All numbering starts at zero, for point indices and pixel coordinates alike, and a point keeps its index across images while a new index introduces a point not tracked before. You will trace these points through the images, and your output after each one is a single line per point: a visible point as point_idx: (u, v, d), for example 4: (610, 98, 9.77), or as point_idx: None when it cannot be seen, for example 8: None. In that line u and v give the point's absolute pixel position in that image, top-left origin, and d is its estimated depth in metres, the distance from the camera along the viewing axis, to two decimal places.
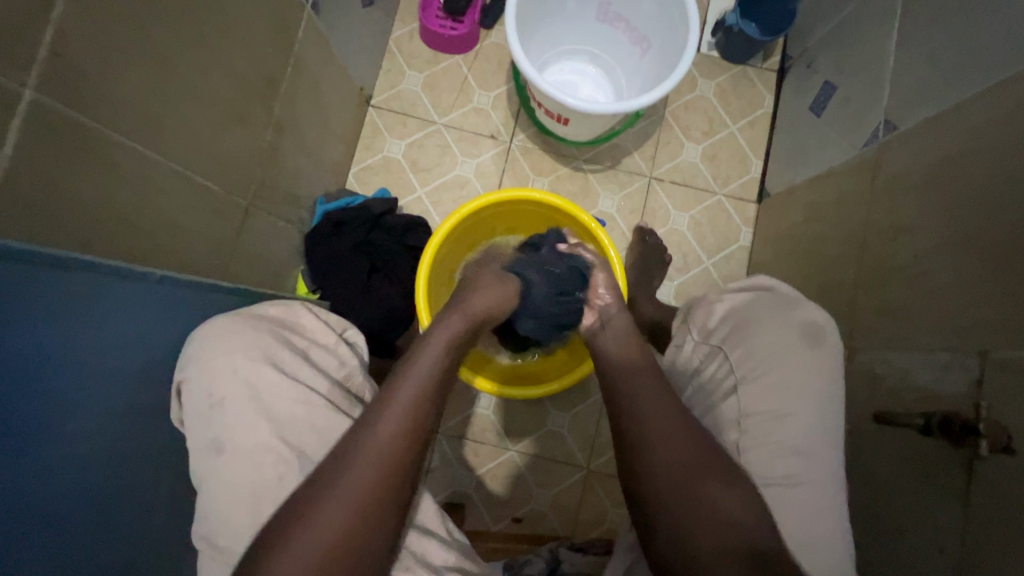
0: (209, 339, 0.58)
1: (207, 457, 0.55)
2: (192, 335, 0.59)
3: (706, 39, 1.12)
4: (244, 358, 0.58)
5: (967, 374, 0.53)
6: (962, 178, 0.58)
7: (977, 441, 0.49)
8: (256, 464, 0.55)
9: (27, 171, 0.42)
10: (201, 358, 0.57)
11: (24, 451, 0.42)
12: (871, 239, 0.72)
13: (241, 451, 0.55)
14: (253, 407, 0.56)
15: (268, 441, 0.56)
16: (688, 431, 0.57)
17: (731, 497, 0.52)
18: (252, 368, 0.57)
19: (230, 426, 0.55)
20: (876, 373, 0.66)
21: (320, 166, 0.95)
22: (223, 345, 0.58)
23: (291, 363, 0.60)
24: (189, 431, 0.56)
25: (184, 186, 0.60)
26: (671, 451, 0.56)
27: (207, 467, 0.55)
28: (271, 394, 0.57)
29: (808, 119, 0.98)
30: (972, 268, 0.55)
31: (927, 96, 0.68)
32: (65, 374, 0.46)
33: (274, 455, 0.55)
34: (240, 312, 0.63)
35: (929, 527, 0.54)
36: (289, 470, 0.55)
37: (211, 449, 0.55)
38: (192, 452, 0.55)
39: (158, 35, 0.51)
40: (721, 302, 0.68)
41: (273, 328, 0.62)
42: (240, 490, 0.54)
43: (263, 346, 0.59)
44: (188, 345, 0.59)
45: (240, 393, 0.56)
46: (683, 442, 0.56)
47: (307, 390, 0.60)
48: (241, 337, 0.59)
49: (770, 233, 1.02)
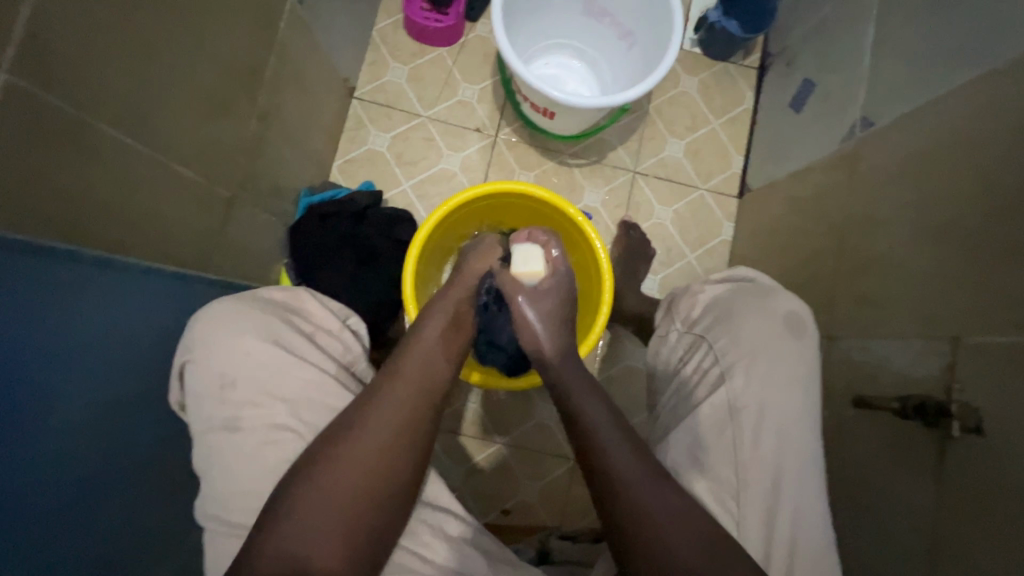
0: (218, 323, 0.58)
1: (217, 436, 0.56)
2: (197, 316, 0.59)
3: (689, 36, 1.14)
4: (256, 341, 0.58)
5: (939, 360, 0.55)
6: (935, 172, 0.60)
7: (949, 422, 0.52)
8: (263, 445, 0.56)
9: (2, 159, 0.41)
10: (213, 340, 0.57)
11: (11, 445, 0.42)
12: (849, 232, 0.74)
13: (255, 431, 0.56)
14: (266, 388, 0.57)
15: (280, 421, 0.57)
16: (633, 441, 0.57)
17: (667, 495, 0.53)
18: (263, 352, 0.58)
19: (244, 407, 0.56)
20: (854, 361, 0.68)
21: (304, 159, 0.94)
22: (236, 327, 0.58)
23: (298, 346, 0.60)
24: (196, 412, 0.57)
25: (167, 177, 0.59)
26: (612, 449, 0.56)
27: (218, 447, 0.55)
28: (281, 378, 0.58)
29: (787, 115, 1.01)
30: (945, 258, 0.57)
31: (901, 94, 0.70)
32: (47, 366, 0.45)
33: (285, 436, 0.56)
34: (248, 295, 0.62)
35: (906, 508, 0.56)
36: (305, 450, 0.57)
37: (223, 427, 0.56)
38: (202, 434, 0.56)
39: (143, 21, 0.50)
40: (704, 293, 0.70)
41: (281, 313, 0.62)
42: (251, 474, 0.55)
43: (270, 328, 0.60)
44: (190, 330, 0.59)
45: (251, 375, 0.57)
46: (622, 438, 0.57)
47: (316, 373, 0.60)
48: (251, 322, 0.59)
49: (751, 228, 1.04)
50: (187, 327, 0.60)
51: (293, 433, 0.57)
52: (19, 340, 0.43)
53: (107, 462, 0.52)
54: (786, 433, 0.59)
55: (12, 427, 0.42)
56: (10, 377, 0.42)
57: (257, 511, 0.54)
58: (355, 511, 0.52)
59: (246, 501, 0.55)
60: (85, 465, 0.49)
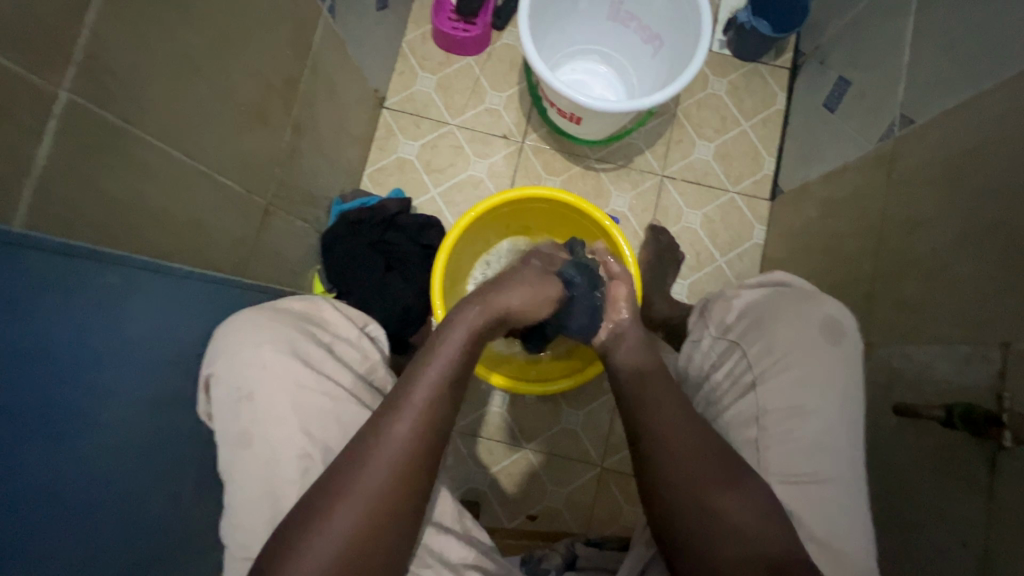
0: (238, 334, 0.60)
1: (237, 452, 0.57)
2: (220, 328, 0.62)
3: (718, 37, 1.12)
4: (271, 354, 0.59)
5: (988, 368, 0.52)
6: (980, 171, 0.58)
7: (1000, 431, 0.48)
8: (280, 451, 0.57)
9: (62, 172, 0.44)
10: (231, 351, 0.59)
11: (64, 439, 0.45)
12: (889, 235, 0.71)
13: (264, 444, 0.57)
14: (283, 402, 0.58)
15: (297, 434, 0.58)
16: (703, 439, 0.56)
17: (731, 507, 0.51)
18: (279, 364, 0.59)
19: (256, 420, 0.58)
20: (894, 367, 0.66)
21: (336, 168, 0.97)
22: (254, 338, 0.60)
23: (317, 357, 0.62)
24: (218, 424, 0.58)
25: (210, 187, 0.62)
26: (667, 425, 0.58)
27: (235, 458, 0.57)
28: (296, 389, 0.59)
29: (821, 115, 0.98)
30: (993, 260, 0.54)
31: (943, 90, 0.68)
32: (99, 366, 0.49)
33: (297, 447, 0.58)
34: (268, 306, 0.65)
35: (952, 522, 0.54)
36: (316, 460, 0.58)
37: (242, 440, 0.57)
38: (223, 445, 0.58)
39: (188, 41, 0.53)
40: (738, 297, 0.68)
41: (300, 324, 0.64)
42: (269, 488, 0.56)
43: (292, 341, 0.61)
44: (213, 342, 0.61)
45: (267, 386, 0.59)
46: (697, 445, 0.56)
47: (333, 385, 0.62)
48: (268, 331, 0.61)
49: (784, 231, 1.01)
50: (209, 340, 0.63)
51: (309, 446, 0.58)
52: (71, 342, 0.46)
53: (149, 459, 0.55)
54: (820, 441, 0.57)
55: (56, 426, 0.44)
56: (54, 377, 0.44)
57: (276, 521, 0.56)
58: (386, 511, 0.50)
59: (264, 505, 0.56)
60: (126, 461, 0.52)
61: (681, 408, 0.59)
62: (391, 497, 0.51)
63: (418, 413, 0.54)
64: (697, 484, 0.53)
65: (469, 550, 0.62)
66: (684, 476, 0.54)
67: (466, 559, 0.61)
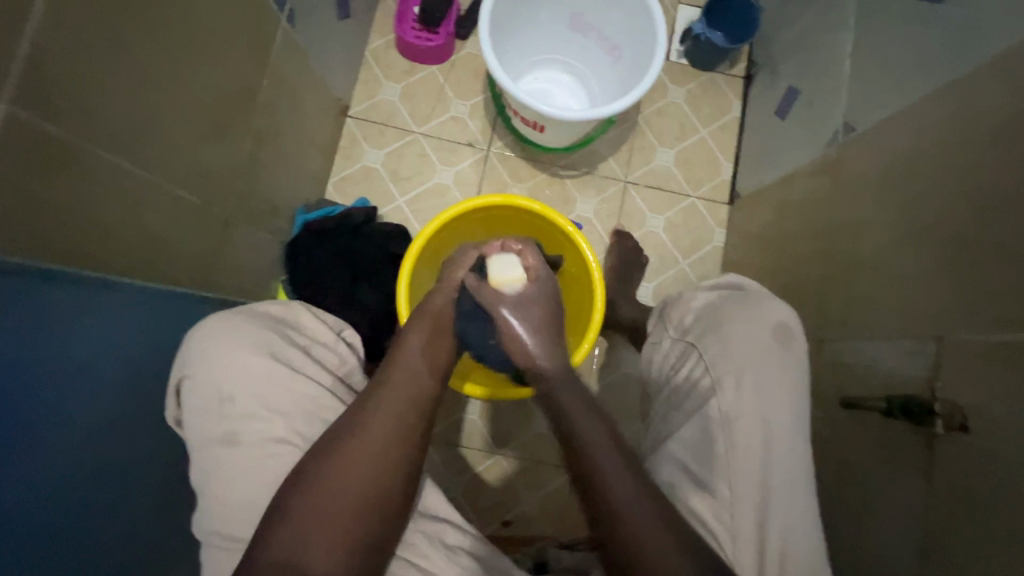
0: (215, 334, 0.59)
1: (218, 453, 0.56)
2: (192, 329, 0.61)
3: (675, 48, 1.16)
4: (250, 356, 0.59)
5: (926, 360, 0.56)
6: (914, 176, 0.62)
7: (933, 420, 0.53)
8: (264, 455, 0.57)
9: (9, 188, 0.43)
10: (210, 353, 0.59)
11: (18, 465, 0.44)
12: (836, 236, 0.75)
13: (252, 444, 0.57)
14: (263, 403, 0.58)
15: (280, 436, 0.57)
16: (630, 461, 0.55)
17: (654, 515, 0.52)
18: (260, 366, 0.59)
19: (240, 420, 0.57)
20: (843, 361, 0.69)
21: (299, 178, 0.96)
22: (233, 339, 0.59)
23: (297, 361, 0.62)
24: (194, 429, 0.57)
25: (166, 200, 0.61)
26: (609, 482, 0.54)
27: (213, 463, 0.56)
28: (279, 391, 0.59)
29: (774, 122, 1.02)
30: (928, 260, 0.58)
31: (881, 100, 0.72)
32: (51, 387, 0.47)
33: (284, 445, 0.57)
34: (242, 309, 0.64)
35: (896, 509, 0.57)
36: (301, 459, 0.57)
37: (223, 441, 0.57)
38: (200, 448, 0.57)
39: (139, 52, 0.52)
40: (696, 300, 0.71)
41: (275, 326, 0.63)
42: (254, 488, 0.56)
43: (269, 342, 0.61)
44: (187, 346, 0.60)
45: (248, 390, 0.58)
46: (618, 464, 0.55)
47: (314, 387, 0.61)
48: (250, 337, 0.60)
49: (742, 233, 1.05)
50: (180, 347, 0.61)
51: (293, 445, 0.58)
52: (21, 364, 0.44)
53: (107, 480, 0.53)
54: (776, 439, 0.60)
55: (2, 447, 0.42)
56: (1, 397, 0.42)
57: (254, 529, 0.55)
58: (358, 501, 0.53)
59: (248, 508, 0.55)
60: (83, 484, 0.50)
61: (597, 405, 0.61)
62: (367, 487, 0.54)
63: (362, 452, 0.54)
64: (617, 505, 0.53)
65: (465, 536, 0.62)
66: (615, 483, 0.54)
67: (462, 544, 0.61)
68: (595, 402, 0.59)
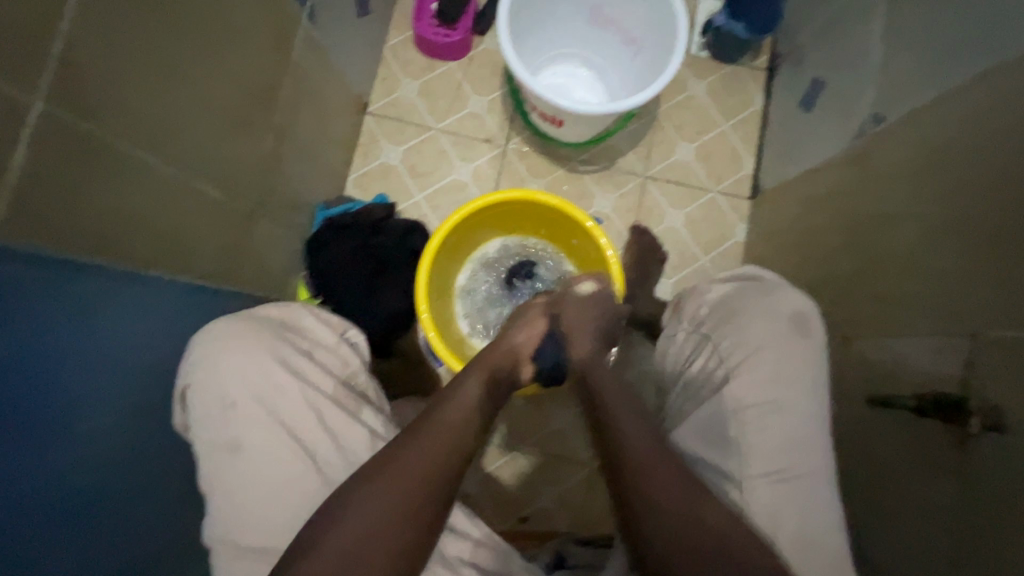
0: (215, 344, 0.61)
1: (222, 459, 0.58)
2: (195, 338, 0.62)
3: (696, 40, 1.14)
4: (250, 362, 0.60)
5: (957, 357, 0.54)
6: (945, 168, 0.60)
7: (969, 419, 0.51)
8: (264, 460, 0.58)
9: (39, 184, 0.44)
10: (209, 361, 0.60)
11: (43, 452, 0.45)
12: (864, 230, 0.73)
13: (254, 449, 0.58)
14: (263, 410, 0.59)
15: (280, 443, 0.59)
16: (683, 472, 0.57)
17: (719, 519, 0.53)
18: (259, 373, 0.60)
19: (242, 428, 0.59)
20: (869, 358, 0.67)
21: (319, 175, 0.97)
22: (232, 349, 0.60)
23: (297, 364, 0.62)
24: (198, 433, 0.59)
25: (189, 195, 0.62)
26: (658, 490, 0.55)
27: (221, 463, 0.58)
28: (277, 397, 0.60)
29: (798, 115, 1.00)
30: (961, 254, 0.56)
31: (912, 90, 0.69)
32: (78, 377, 0.48)
33: (287, 452, 0.59)
34: (245, 313, 0.65)
35: (924, 511, 0.55)
36: (302, 467, 0.59)
37: (227, 448, 0.58)
38: (204, 453, 0.58)
39: (163, 51, 0.53)
40: (711, 291, 0.70)
41: (277, 331, 0.64)
42: (255, 496, 0.57)
43: (269, 348, 0.62)
44: (190, 351, 0.61)
45: (248, 396, 0.59)
46: (675, 471, 0.57)
47: (313, 393, 0.62)
48: (246, 341, 0.61)
49: (765, 229, 1.03)
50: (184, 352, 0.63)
51: (293, 453, 0.59)
52: (50, 353, 0.46)
53: (131, 468, 0.55)
54: (795, 435, 0.59)
55: (31, 437, 0.44)
56: (32, 385, 0.44)
57: (263, 533, 0.57)
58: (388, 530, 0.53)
59: (256, 506, 0.57)
60: (107, 472, 0.52)
61: (668, 456, 0.58)
62: (399, 519, 0.53)
63: (397, 482, 0.54)
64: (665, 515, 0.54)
65: (466, 546, 0.63)
66: (674, 491, 0.55)
67: (462, 554, 0.62)
68: (654, 426, 0.62)
